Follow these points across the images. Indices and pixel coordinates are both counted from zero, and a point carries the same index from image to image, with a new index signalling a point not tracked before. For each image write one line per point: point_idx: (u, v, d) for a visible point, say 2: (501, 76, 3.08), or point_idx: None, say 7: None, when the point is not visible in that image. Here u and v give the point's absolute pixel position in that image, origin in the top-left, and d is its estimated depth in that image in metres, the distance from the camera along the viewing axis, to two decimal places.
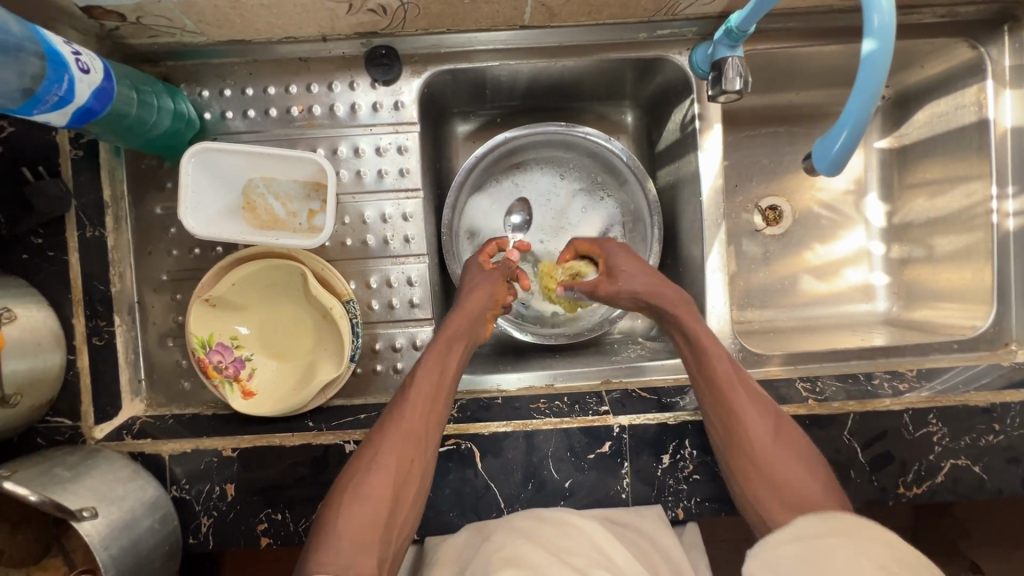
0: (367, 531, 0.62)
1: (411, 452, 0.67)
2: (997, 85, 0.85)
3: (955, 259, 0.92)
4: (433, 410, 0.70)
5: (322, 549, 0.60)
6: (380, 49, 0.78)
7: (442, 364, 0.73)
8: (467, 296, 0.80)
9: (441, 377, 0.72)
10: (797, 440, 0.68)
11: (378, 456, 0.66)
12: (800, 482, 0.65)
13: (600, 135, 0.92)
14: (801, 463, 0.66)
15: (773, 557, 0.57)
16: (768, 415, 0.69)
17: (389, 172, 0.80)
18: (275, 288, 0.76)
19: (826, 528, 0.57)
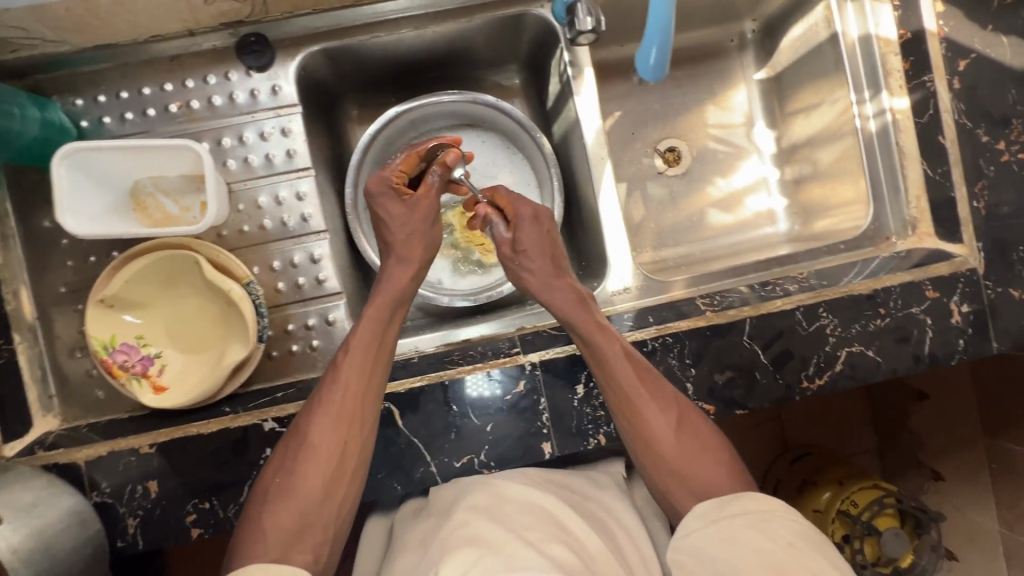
0: (297, 527, 0.68)
1: (337, 443, 0.70)
2: (839, 1, 0.90)
3: (836, 168, 0.98)
4: (362, 402, 0.72)
5: (253, 543, 0.66)
6: (249, 37, 0.80)
7: (374, 349, 0.75)
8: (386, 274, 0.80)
9: (366, 366, 0.73)
10: (699, 426, 0.75)
11: (308, 447, 0.70)
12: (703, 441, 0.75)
13: (487, 99, 0.96)
14: (704, 449, 0.74)
15: (692, 544, 0.68)
16: (669, 406, 0.75)
17: (276, 156, 0.82)
18: (173, 282, 0.76)
19: (745, 508, 0.69)
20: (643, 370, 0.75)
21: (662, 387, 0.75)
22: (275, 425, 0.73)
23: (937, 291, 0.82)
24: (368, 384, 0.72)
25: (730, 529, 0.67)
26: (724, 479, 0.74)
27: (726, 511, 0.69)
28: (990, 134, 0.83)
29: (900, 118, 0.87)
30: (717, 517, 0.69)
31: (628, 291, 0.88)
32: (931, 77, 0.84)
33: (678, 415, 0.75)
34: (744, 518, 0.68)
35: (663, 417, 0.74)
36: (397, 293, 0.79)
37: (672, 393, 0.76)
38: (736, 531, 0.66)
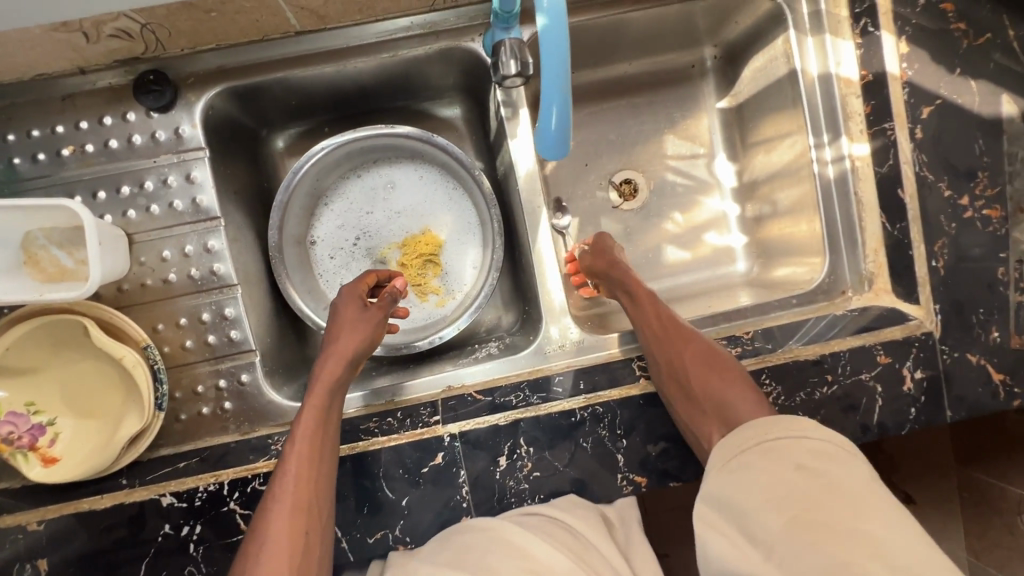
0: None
1: (298, 528, 0.61)
2: (799, 35, 0.83)
3: (794, 211, 0.91)
4: (317, 482, 0.65)
5: None
6: (147, 76, 0.72)
7: (324, 427, 0.69)
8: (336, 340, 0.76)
9: (313, 447, 0.66)
10: (719, 390, 0.68)
11: (265, 544, 0.60)
12: (736, 409, 0.66)
13: (422, 133, 0.89)
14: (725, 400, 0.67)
15: (713, 489, 0.58)
16: (706, 364, 0.71)
17: (181, 204, 0.76)
18: (64, 345, 0.71)
19: (751, 435, 0.60)
20: (679, 349, 0.72)
21: (699, 362, 0.71)
22: (174, 500, 0.69)
23: (889, 357, 0.77)
24: (318, 466, 0.66)
25: (741, 465, 0.58)
26: (745, 404, 0.66)
27: (750, 437, 0.60)
28: (954, 188, 0.77)
29: (859, 166, 0.81)
30: (729, 458, 0.59)
31: (565, 345, 0.81)
32: (892, 124, 0.77)
33: (708, 385, 0.69)
34: (757, 449, 0.58)
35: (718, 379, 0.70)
36: (350, 357, 0.75)
37: (695, 367, 0.70)
38: (745, 467, 0.57)
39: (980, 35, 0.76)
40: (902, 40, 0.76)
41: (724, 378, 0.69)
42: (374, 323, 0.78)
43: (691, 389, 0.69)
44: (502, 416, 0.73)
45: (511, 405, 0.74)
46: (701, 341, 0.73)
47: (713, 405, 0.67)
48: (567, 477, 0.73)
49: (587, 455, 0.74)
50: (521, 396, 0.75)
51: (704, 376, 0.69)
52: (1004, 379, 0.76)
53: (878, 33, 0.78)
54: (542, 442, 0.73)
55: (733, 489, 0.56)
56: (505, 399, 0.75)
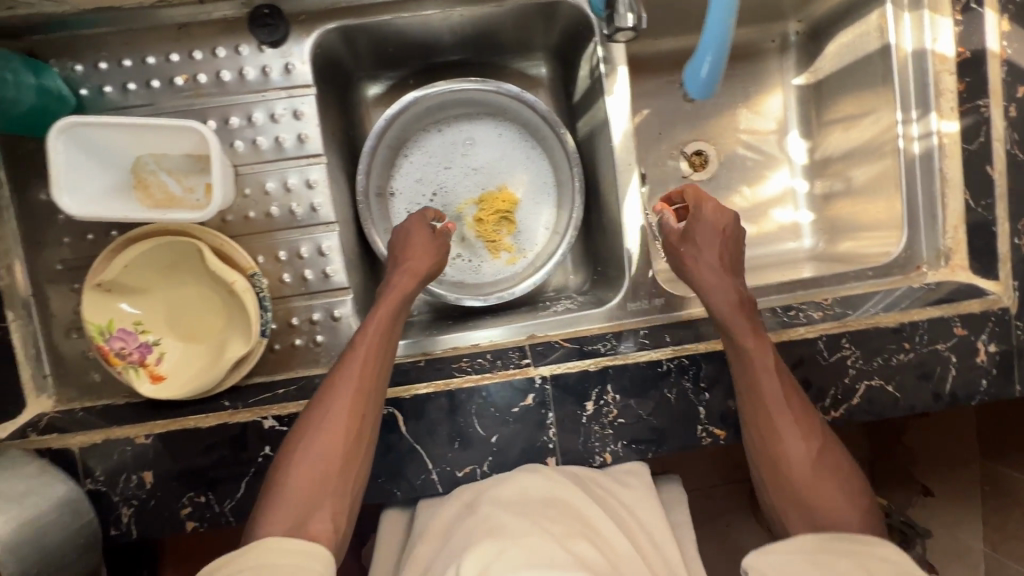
0: (319, 487, 0.63)
1: (357, 408, 0.67)
2: (896, 10, 0.83)
3: (870, 188, 0.93)
4: (379, 374, 0.70)
5: (271, 509, 0.61)
6: (262, 8, 0.74)
7: (388, 326, 0.73)
8: (405, 253, 0.80)
9: (380, 341, 0.71)
10: (823, 461, 0.67)
11: (325, 415, 0.66)
12: (827, 501, 0.65)
13: (512, 89, 0.91)
14: (840, 489, 0.66)
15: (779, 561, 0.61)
16: (810, 439, 0.68)
17: (287, 139, 0.77)
18: (174, 267, 0.73)
19: (822, 543, 0.61)
20: (756, 370, 0.69)
21: (776, 392, 0.68)
22: (275, 423, 0.71)
23: (965, 329, 0.79)
24: (380, 358, 0.71)
25: (821, 560, 0.59)
26: (847, 502, 0.65)
27: (826, 550, 0.60)
28: None
29: (947, 143, 0.82)
30: (812, 548, 0.61)
31: (645, 303, 0.84)
32: (986, 101, 0.80)
33: (776, 425, 0.68)
34: (843, 555, 0.59)
35: (803, 448, 0.67)
36: (416, 269, 0.79)
37: (772, 395, 0.68)
38: (822, 566, 0.59)
39: None
40: (1003, 16, 0.78)
41: (801, 414, 0.68)
42: (439, 252, 0.82)
43: (768, 419, 0.68)
44: (591, 363, 0.75)
45: (598, 352, 0.77)
46: (772, 354, 0.70)
47: (773, 438, 0.68)
48: (649, 425, 0.76)
49: (670, 406, 0.76)
50: (609, 345, 0.78)
51: (767, 413, 0.68)
52: None
53: (980, 11, 0.79)
54: (628, 390, 0.75)
55: (793, 506, 0.66)
56: (592, 347, 0.78)
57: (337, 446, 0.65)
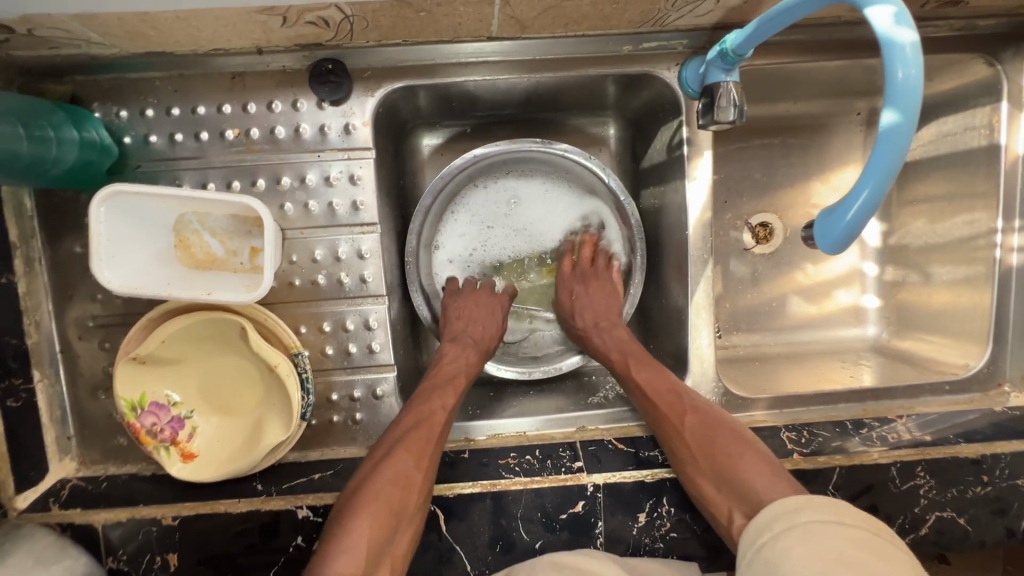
0: (384, 532, 0.61)
1: (427, 457, 0.66)
2: (1012, 108, 0.76)
3: (952, 289, 0.86)
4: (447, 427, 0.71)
5: (337, 552, 0.58)
6: (324, 63, 0.68)
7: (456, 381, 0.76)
8: (469, 309, 0.84)
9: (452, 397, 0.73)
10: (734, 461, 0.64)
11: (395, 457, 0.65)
12: (753, 486, 0.62)
13: (577, 153, 0.83)
14: (751, 474, 0.62)
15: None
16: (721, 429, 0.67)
17: (341, 205, 0.71)
18: (213, 339, 0.68)
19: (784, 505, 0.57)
20: (677, 428, 0.69)
21: (702, 438, 0.67)
22: (310, 513, 0.67)
23: None
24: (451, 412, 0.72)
25: (780, 543, 0.54)
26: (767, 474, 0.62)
27: (780, 522, 0.56)
28: None
29: None
30: (763, 531, 0.57)
31: None
32: None
33: (732, 461, 0.64)
34: (792, 530, 0.54)
35: (700, 437, 0.67)
36: (481, 328, 0.83)
37: (698, 446, 0.67)
38: (781, 547, 0.53)
39: None
40: None
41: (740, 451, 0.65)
42: (500, 315, 0.85)
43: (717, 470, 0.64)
44: (647, 474, 0.70)
45: (656, 461, 0.72)
46: (696, 410, 0.70)
47: (731, 484, 0.63)
48: (703, 542, 0.71)
49: None
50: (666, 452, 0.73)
51: (710, 454, 0.65)
52: None
53: None
54: (684, 504, 0.71)
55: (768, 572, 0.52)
56: (649, 453, 0.72)
57: (400, 497, 0.62)
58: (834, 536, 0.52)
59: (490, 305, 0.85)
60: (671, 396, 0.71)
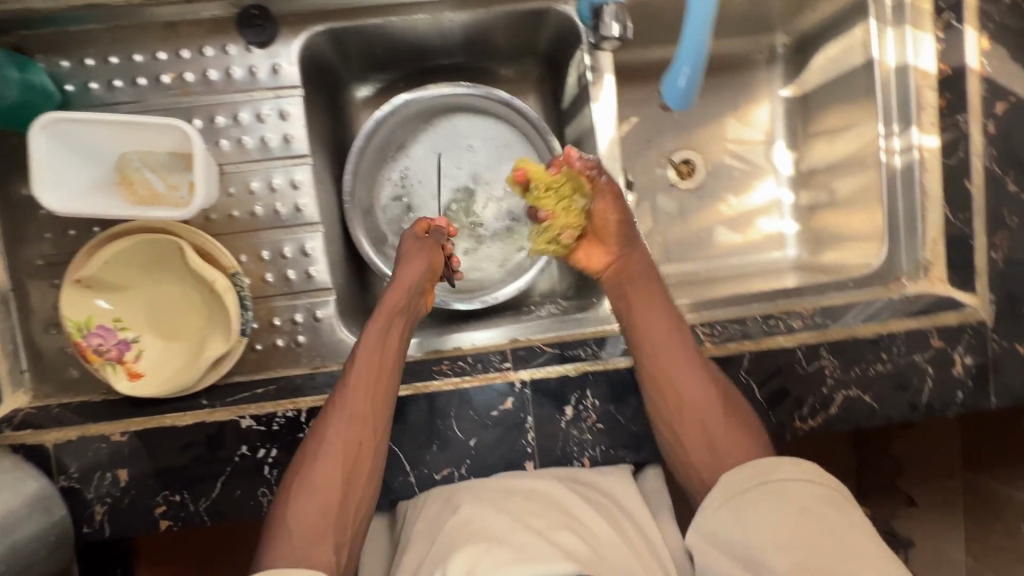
0: (320, 521, 0.63)
1: (353, 439, 0.67)
2: (880, 25, 0.84)
3: (853, 200, 0.94)
4: (378, 401, 0.70)
5: (278, 544, 0.62)
6: (251, 9, 0.74)
7: (381, 347, 0.73)
8: (401, 266, 0.78)
9: (377, 373, 0.71)
10: (733, 428, 0.69)
11: (322, 446, 0.67)
12: (727, 449, 0.68)
13: (499, 94, 0.90)
14: (728, 433, 0.69)
15: (711, 521, 0.64)
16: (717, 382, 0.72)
17: (273, 139, 0.77)
18: (156, 265, 0.73)
19: (745, 478, 0.64)
20: (682, 377, 0.71)
21: (701, 395, 0.70)
22: (253, 423, 0.71)
23: (942, 341, 0.80)
24: (379, 383, 0.71)
25: (744, 501, 0.62)
26: (740, 433, 0.69)
27: (750, 479, 0.64)
28: (1020, 182, 0.79)
29: (928, 156, 0.82)
30: (745, 489, 0.63)
31: None
32: (966, 118, 0.79)
33: (731, 428, 0.69)
34: (756, 488, 0.63)
35: (705, 394, 0.70)
36: (410, 284, 0.76)
37: (706, 407, 0.70)
38: (745, 505, 0.62)
39: None
40: (984, 34, 0.78)
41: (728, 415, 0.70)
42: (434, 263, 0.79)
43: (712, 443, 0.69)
44: (570, 367, 0.76)
45: (580, 357, 0.77)
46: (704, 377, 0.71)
47: (711, 438, 0.69)
48: (630, 431, 0.76)
49: None
50: (588, 350, 0.78)
51: (718, 412, 0.70)
52: None
53: (961, 27, 0.79)
54: (607, 396, 0.76)
55: (735, 524, 0.61)
56: (573, 352, 0.78)
57: (333, 486, 0.65)
58: (796, 497, 0.60)
59: (423, 254, 0.78)
60: (677, 346, 0.73)
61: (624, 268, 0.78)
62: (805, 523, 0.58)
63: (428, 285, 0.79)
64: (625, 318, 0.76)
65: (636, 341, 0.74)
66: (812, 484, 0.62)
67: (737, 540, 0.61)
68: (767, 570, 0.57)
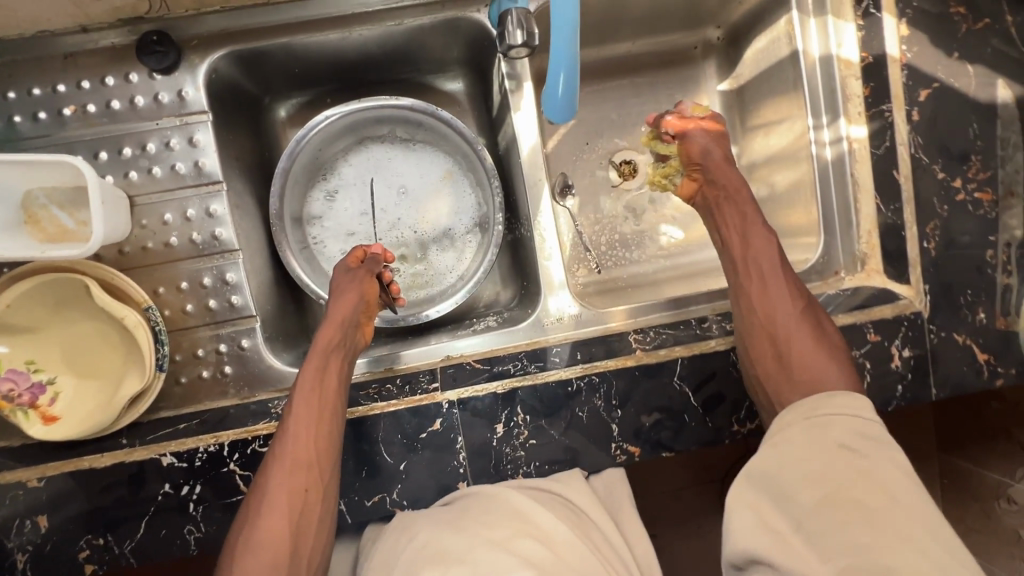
0: None
1: (298, 489, 0.65)
2: (802, 15, 0.83)
3: (790, 193, 0.92)
4: (319, 445, 0.67)
5: None
6: (151, 36, 0.72)
7: (318, 388, 0.70)
8: (335, 302, 0.76)
9: (316, 417, 0.68)
10: (828, 342, 0.72)
11: (266, 499, 0.65)
12: (809, 363, 0.70)
13: (424, 105, 0.88)
14: (829, 354, 0.71)
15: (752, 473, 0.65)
16: (798, 298, 0.75)
17: (183, 167, 0.75)
18: (64, 305, 0.71)
19: (815, 402, 0.67)
20: (776, 294, 0.75)
21: (792, 315, 0.74)
22: (175, 459, 0.70)
23: (878, 334, 0.79)
24: (319, 427, 0.68)
25: (780, 440, 0.65)
26: (830, 359, 0.71)
27: (821, 409, 0.66)
28: (946, 170, 0.78)
29: (857, 147, 0.82)
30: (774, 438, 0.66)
31: (562, 318, 0.83)
32: (889, 106, 0.78)
33: (816, 338, 0.72)
34: (803, 424, 0.65)
35: (794, 309, 0.74)
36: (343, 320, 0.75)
37: (805, 322, 0.73)
38: (783, 442, 0.64)
39: (976, 20, 0.77)
40: (902, 21, 0.77)
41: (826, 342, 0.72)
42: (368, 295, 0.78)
43: (787, 362, 0.71)
44: (499, 384, 0.75)
45: (508, 373, 0.76)
46: (792, 286, 0.76)
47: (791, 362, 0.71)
48: (562, 444, 0.75)
49: (582, 424, 0.75)
50: (518, 365, 0.77)
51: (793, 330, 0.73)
52: (988, 359, 0.79)
53: (879, 15, 0.78)
54: (538, 411, 0.74)
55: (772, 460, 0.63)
56: (503, 368, 0.77)
57: (281, 540, 0.63)
58: (862, 426, 0.62)
59: (355, 287, 0.77)
60: (775, 269, 0.76)
61: (713, 194, 0.84)
62: (841, 468, 0.59)
63: (363, 318, 0.78)
64: (727, 222, 0.82)
65: (736, 262, 0.79)
66: (869, 418, 0.63)
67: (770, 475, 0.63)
68: (794, 498, 0.60)
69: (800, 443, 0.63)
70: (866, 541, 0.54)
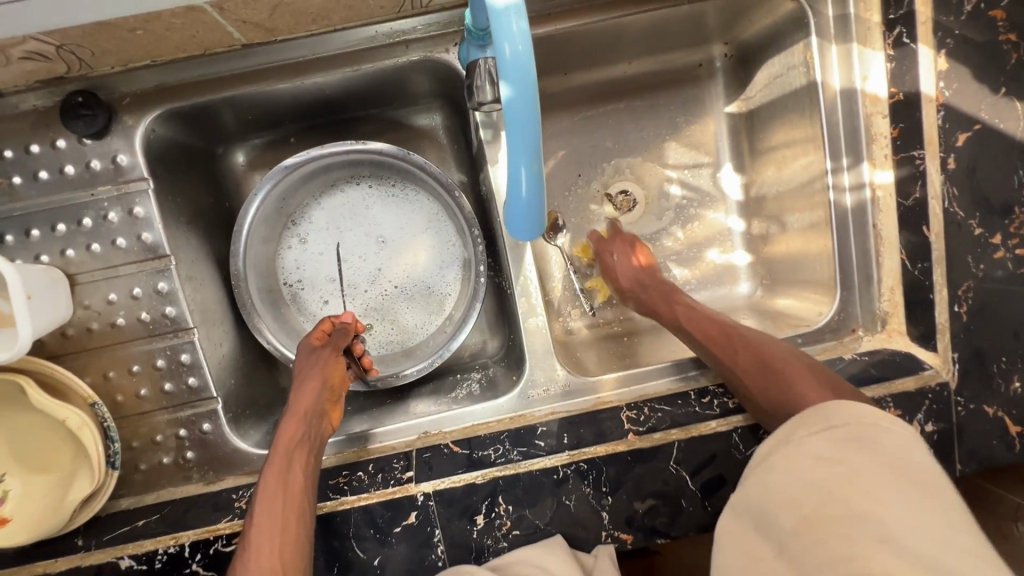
0: None
1: None
2: (822, 42, 0.73)
3: (804, 236, 0.83)
4: (288, 557, 0.60)
5: None
6: (75, 97, 0.64)
7: (282, 488, 0.63)
8: (296, 391, 0.72)
9: (281, 523, 0.61)
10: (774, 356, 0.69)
11: None
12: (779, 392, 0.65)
13: (394, 151, 0.79)
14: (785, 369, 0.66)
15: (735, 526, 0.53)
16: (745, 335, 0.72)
17: (125, 242, 0.68)
18: (10, 399, 0.66)
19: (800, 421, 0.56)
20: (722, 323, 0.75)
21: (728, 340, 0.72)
22: (132, 563, 0.65)
23: (900, 409, 0.70)
24: (286, 535, 0.61)
25: (765, 469, 0.54)
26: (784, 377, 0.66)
27: (812, 426, 0.55)
28: (984, 226, 0.68)
29: (881, 196, 0.73)
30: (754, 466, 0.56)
31: (547, 389, 0.77)
32: (922, 152, 0.68)
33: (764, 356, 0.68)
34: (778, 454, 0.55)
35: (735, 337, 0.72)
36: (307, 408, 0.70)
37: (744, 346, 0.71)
38: (771, 469, 0.53)
39: None
40: (941, 52, 0.66)
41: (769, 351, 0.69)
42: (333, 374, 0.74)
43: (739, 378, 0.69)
44: (478, 474, 0.69)
45: (488, 460, 0.70)
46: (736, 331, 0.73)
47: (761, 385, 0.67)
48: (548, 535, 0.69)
49: (569, 513, 0.69)
50: (500, 450, 0.70)
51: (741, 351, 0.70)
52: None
53: (913, 45, 0.67)
54: (521, 501, 0.69)
55: (757, 492, 0.53)
56: (483, 453, 0.71)
57: None
58: (845, 436, 0.52)
59: (318, 370, 0.73)
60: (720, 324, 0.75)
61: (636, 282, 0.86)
62: (827, 483, 0.49)
63: (328, 404, 0.73)
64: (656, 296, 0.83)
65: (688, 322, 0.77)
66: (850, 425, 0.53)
67: (753, 506, 0.52)
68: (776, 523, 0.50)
69: (785, 468, 0.52)
70: (849, 557, 0.43)
